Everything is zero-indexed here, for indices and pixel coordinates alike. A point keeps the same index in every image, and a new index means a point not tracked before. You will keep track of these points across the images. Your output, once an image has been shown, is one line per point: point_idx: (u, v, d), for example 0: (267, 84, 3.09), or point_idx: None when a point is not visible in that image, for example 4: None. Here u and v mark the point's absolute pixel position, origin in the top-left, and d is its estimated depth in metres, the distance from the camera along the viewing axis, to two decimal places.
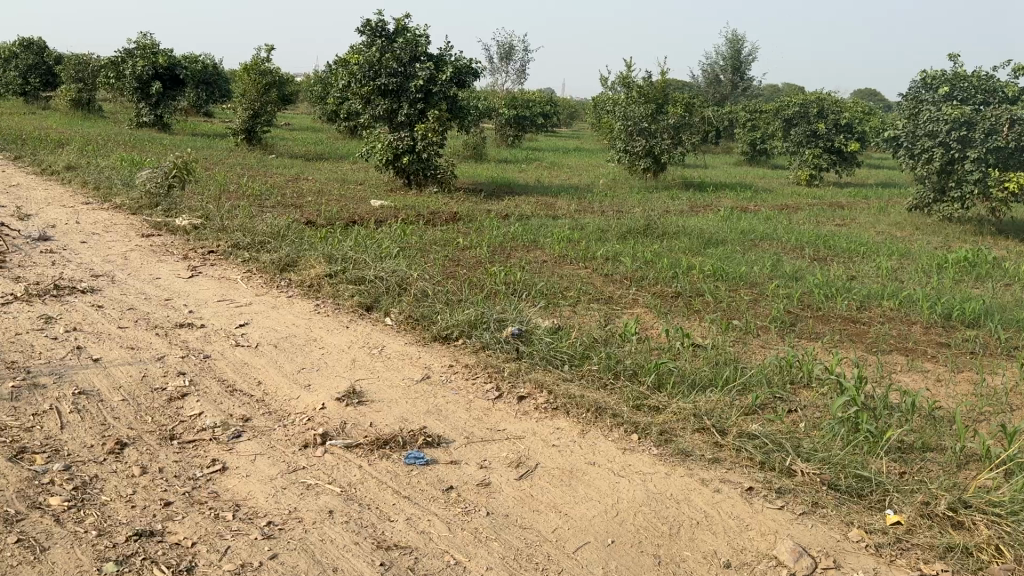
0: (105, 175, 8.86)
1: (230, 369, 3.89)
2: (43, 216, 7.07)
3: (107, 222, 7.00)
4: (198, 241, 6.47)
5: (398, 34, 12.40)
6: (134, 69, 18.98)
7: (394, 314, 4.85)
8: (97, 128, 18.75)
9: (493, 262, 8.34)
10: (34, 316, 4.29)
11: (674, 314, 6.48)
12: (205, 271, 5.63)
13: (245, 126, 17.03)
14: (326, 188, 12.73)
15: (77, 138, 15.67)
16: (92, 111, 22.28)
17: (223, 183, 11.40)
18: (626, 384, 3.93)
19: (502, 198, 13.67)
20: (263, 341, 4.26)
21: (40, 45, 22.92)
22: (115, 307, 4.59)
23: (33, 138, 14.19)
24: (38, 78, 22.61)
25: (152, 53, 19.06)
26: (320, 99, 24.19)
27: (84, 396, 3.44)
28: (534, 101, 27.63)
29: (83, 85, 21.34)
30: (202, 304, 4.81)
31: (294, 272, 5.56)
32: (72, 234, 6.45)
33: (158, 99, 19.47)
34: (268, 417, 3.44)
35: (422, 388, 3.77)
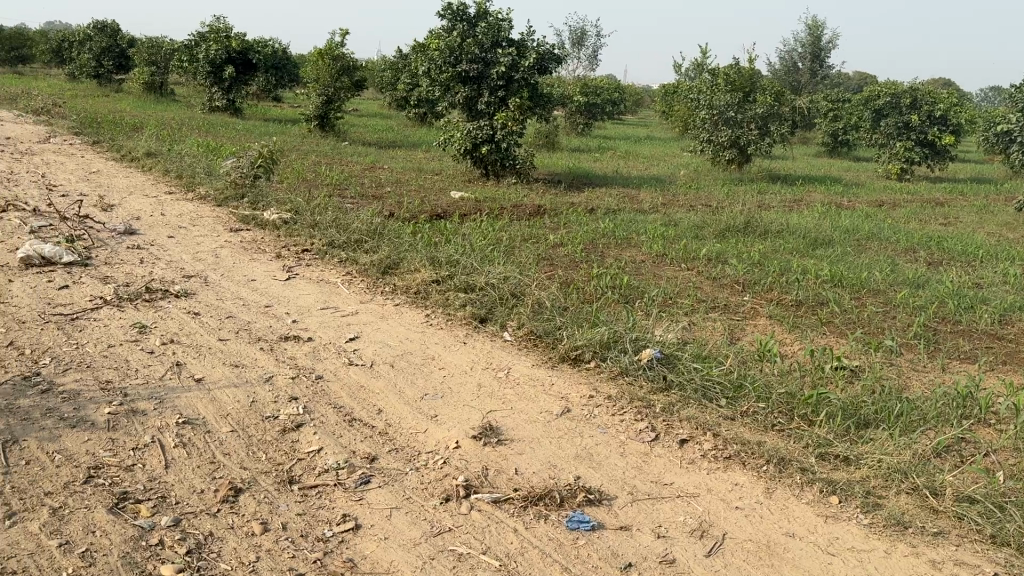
0: (186, 163, 8.57)
1: (346, 393, 3.45)
2: (127, 206, 6.78)
3: (194, 215, 6.68)
4: (290, 238, 6.08)
5: (479, 19, 11.88)
6: (208, 53, 18.93)
7: (512, 329, 4.36)
8: (171, 112, 18.76)
9: (588, 262, 7.77)
10: (128, 325, 3.92)
11: (805, 327, 5.84)
12: (302, 273, 5.23)
13: (318, 113, 16.76)
14: (403, 178, 12.32)
15: (153, 124, 15.61)
16: (166, 95, 22.38)
17: (300, 172, 11.08)
18: (797, 423, 3.37)
19: (582, 190, 13.07)
20: (377, 360, 3.81)
21: (115, 28, 23.16)
22: (214, 315, 4.21)
23: (111, 122, 14.12)
24: (112, 61, 22.80)
25: (225, 37, 18.97)
26: (389, 83, 23.89)
27: (189, 426, 3.04)
28: (604, 89, 26.88)
29: (156, 69, 21.39)
30: (304, 311, 4.40)
31: (397, 277, 5.11)
32: (159, 227, 6.14)
33: (231, 84, 19.35)
34: (397, 456, 2.98)
35: (565, 426, 3.28)
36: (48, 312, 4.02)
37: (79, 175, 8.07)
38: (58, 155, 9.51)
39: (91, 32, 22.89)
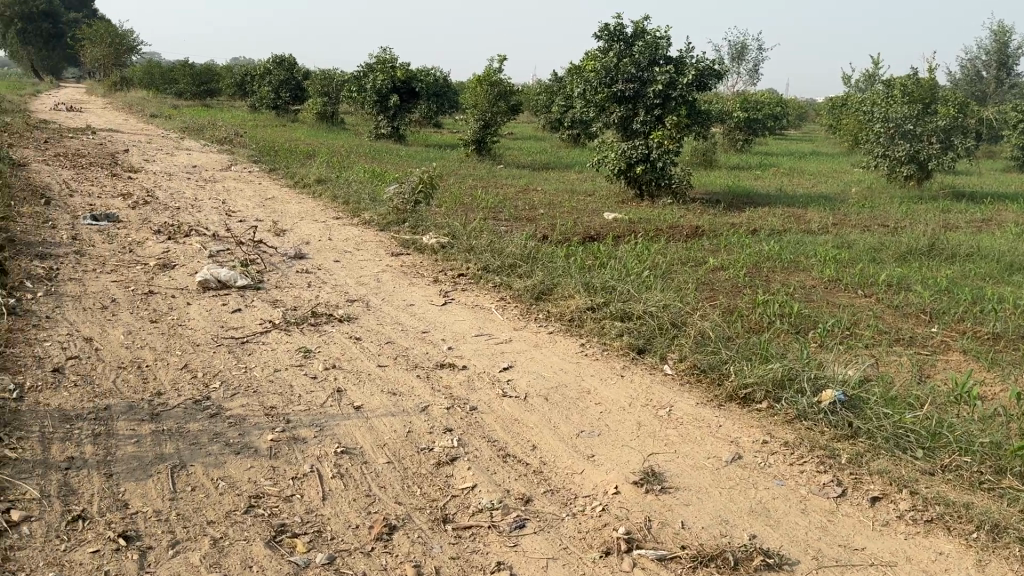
0: (352, 189, 8.89)
1: (501, 426, 3.32)
2: (297, 231, 7.07)
3: (358, 239, 6.88)
4: (447, 262, 6.12)
5: (637, 38, 11.57)
6: (375, 83, 19.89)
7: (674, 361, 4.09)
8: (340, 140, 19.78)
9: (753, 288, 7.32)
10: (292, 349, 4.00)
11: (1008, 365, 5.16)
12: (457, 298, 5.21)
13: (476, 137, 17.08)
14: (558, 199, 12.24)
15: (324, 151, 16.53)
16: (336, 122, 23.78)
17: (458, 196, 11.25)
18: (1015, 482, 2.90)
19: (743, 210, 12.49)
20: (532, 391, 3.67)
21: (292, 62, 24.83)
22: (373, 340, 4.23)
23: (287, 150, 15.06)
24: (288, 93, 24.48)
25: (391, 68, 19.87)
26: (545, 105, 24.10)
27: (346, 455, 3.00)
28: (765, 105, 25.86)
29: (328, 99, 22.72)
30: (459, 338, 4.34)
31: (551, 303, 4.96)
32: (326, 251, 6.36)
33: (396, 112, 20.19)
34: (554, 499, 2.81)
35: (736, 475, 2.99)
36: (221, 335, 4.17)
37: (256, 201, 8.53)
38: (238, 182, 10.15)
39: (271, 66, 24.65)
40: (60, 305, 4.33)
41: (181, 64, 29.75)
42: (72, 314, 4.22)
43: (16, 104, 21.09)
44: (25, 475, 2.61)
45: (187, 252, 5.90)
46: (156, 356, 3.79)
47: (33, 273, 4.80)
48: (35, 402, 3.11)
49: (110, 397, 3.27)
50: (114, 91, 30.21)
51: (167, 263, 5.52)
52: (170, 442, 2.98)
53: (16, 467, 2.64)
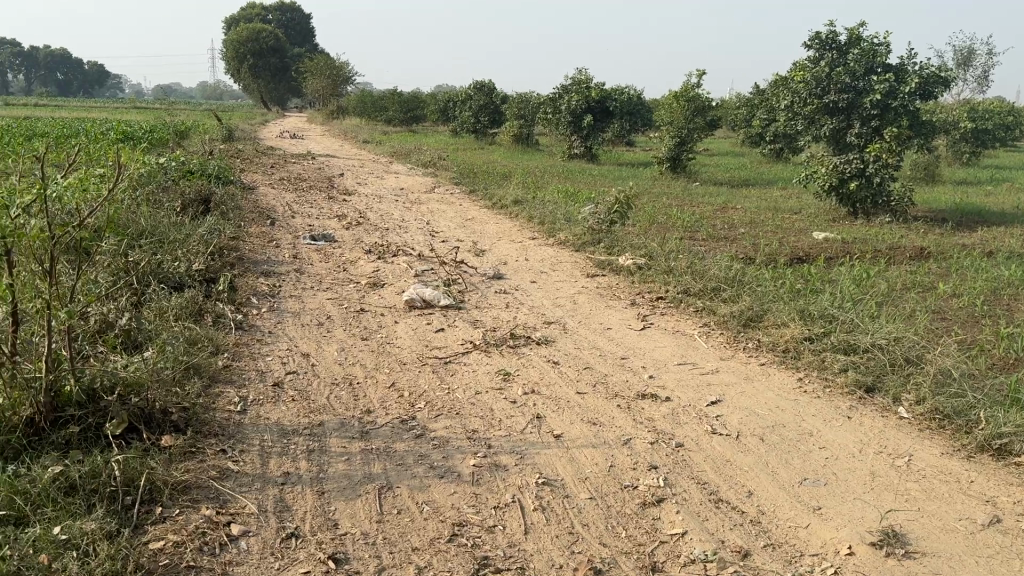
0: (549, 209, 8.89)
1: (712, 467, 3.06)
2: (495, 252, 7.07)
3: (554, 260, 6.74)
4: (646, 285, 5.80)
5: (851, 46, 10.70)
6: (570, 104, 20.44)
7: (908, 403, 3.63)
8: (535, 161, 20.10)
9: (994, 318, 6.46)
10: (492, 371, 3.92)
11: None
12: (658, 322, 4.97)
13: (672, 154, 16.56)
14: (760, 218, 11.62)
15: (519, 173, 16.90)
16: (532, 144, 24.45)
17: (654, 215, 10.97)
18: None
19: (974, 229, 11.22)
20: (745, 429, 3.38)
21: (491, 87, 25.79)
22: (571, 364, 4.02)
23: (485, 171, 15.55)
24: (487, 117, 25.57)
25: (586, 88, 20.55)
26: (745, 121, 23.23)
27: (548, 486, 2.86)
28: (997, 113, 23.37)
29: (523, 121, 23.76)
30: (662, 365, 4.07)
31: (761, 332, 4.59)
32: (523, 272, 6.26)
33: (589, 132, 20.59)
34: (775, 555, 2.52)
35: (996, 542, 2.55)
36: (425, 355, 4.19)
37: (456, 222, 8.71)
38: (440, 203, 10.47)
39: (471, 91, 25.73)
40: (281, 322, 4.58)
41: (389, 92, 31.72)
42: (291, 330, 4.45)
43: (249, 133, 23.38)
44: (246, 488, 2.71)
45: (394, 271, 6.08)
46: (366, 373, 3.89)
47: (258, 290, 5.13)
48: (256, 415, 3.25)
49: (323, 414, 3.36)
50: (331, 120, 32.75)
51: (376, 282, 5.71)
52: (377, 462, 2.99)
53: (238, 480, 2.74)
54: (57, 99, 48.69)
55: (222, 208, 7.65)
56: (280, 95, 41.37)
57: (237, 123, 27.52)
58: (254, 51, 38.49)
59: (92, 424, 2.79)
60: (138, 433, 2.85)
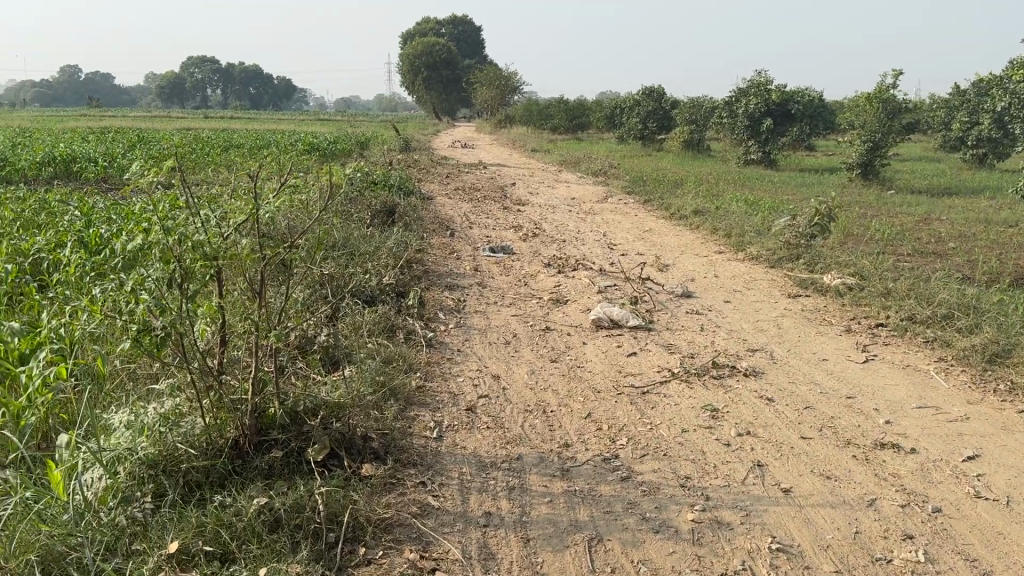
0: (735, 220, 8.34)
1: (981, 540, 2.56)
2: (680, 267, 6.45)
3: (747, 277, 6.10)
4: (859, 308, 5.20)
5: None
6: (748, 108, 19.77)
7: None
8: (709, 168, 19.32)
9: None
10: (700, 405, 3.45)
11: None
12: (881, 353, 4.39)
13: (863, 160, 15.39)
14: (972, 230, 10.43)
15: (693, 180, 16.33)
16: (703, 151, 23.70)
17: (848, 226, 10.10)
18: None
19: None
20: (1015, 494, 2.84)
21: (661, 92, 25.43)
22: (789, 403, 3.55)
23: (658, 179, 15.12)
24: (656, 122, 25.11)
25: (765, 91, 19.62)
26: (943, 124, 21.32)
27: (783, 552, 2.45)
28: None
29: (695, 126, 23.06)
30: (899, 410, 3.56)
31: (1014, 370, 3.94)
32: (715, 290, 5.64)
33: (768, 136, 19.62)
34: None
35: None
36: (619, 382, 3.67)
37: (635, 233, 8.30)
38: (616, 212, 10.09)
39: (641, 97, 25.37)
40: (466, 339, 4.31)
41: (556, 100, 31.80)
42: (478, 349, 4.15)
43: (424, 144, 24.13)
44: (448, 529, 2.46)
45: (577, 285, 5.76)
46: (558, 401, 3.47)
47: (444, 304, 4.98)
48: (452, 441, 3.00)
49: (519, 445, 3.00)
50: (499, 129, 33.30)
51: (560, 296, 5.42)
52: (584, 508, 2.61)
53: (439, 519, 2.50)
54: (251, 114, 52.88)
55: (404, 219, 7.69)
56: (451, 106, 42.62)
57: (412, 133, 28.58)
58: (428, 64, 39.94)
59: (294, 448, 2.67)
60: (338, 459, 2.70)
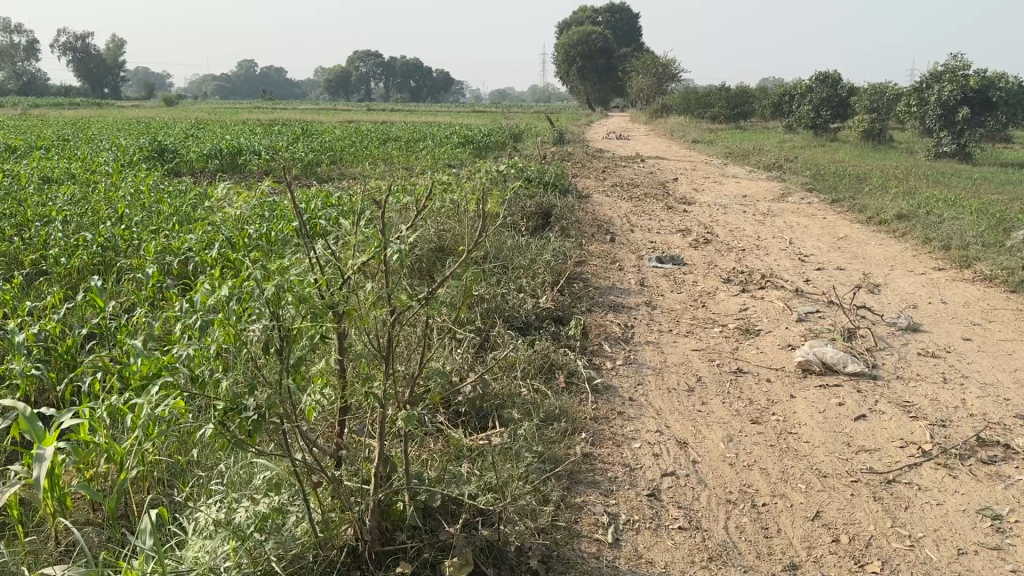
0: (950, 228, 7.05)
1: None
2: (893, 287, 5.36)
3: (984, 303, 4.94)
4: None
5: None
6: (941, 95, 17.70)
7: None
8: (894, 161, 17.42)
9: None
10: (974, 510, 2.49)
11: None
12: None
13: None
14: None
15: (877, 176, 14.67)
16: (884, 141, 21.55)
17: None
18: None
19: None
20: None
21: (837, 78, 23.45)
22: None
23: (839, 174, 13.65)
24: (830, 110, 23.13)
25: (963, 76, 17.45)
26: None
27: None
28: None
29: (876, 115, 20.99)
30: None
31: None
32: (947, 322, 4.55)
33: (964, 126, 17.45)
34: None
35: None
36: (851, 464, 2.79)
37: (826, 241, 7.17)
38: (798, 215, 8.92)
39: (812, 84, 23.54)
40: (640, 384, 3.50)
41: (717, 89, 30.19)
42: (655, 399, 3.33)
43: (578, 135, 23.43)
44: None
45: (768, 309, 4.81)
46: (772, 490, 2.62)
47: (611, 333, 4.20)
48: (633, 550, 2.22)
49: (726, 567, 2.18)
50: (655, 119, 32.08)
51: (748, 324, 4.51)
52: None
53: None
54: (408, 105, 54.26)
55: (561, 223, 6.98)
56: (605, 96, 41.68)
57: (566, 124, 27.99)
58: (583, 53, 39.24)
59: (427, 560, 2.00)
60: None
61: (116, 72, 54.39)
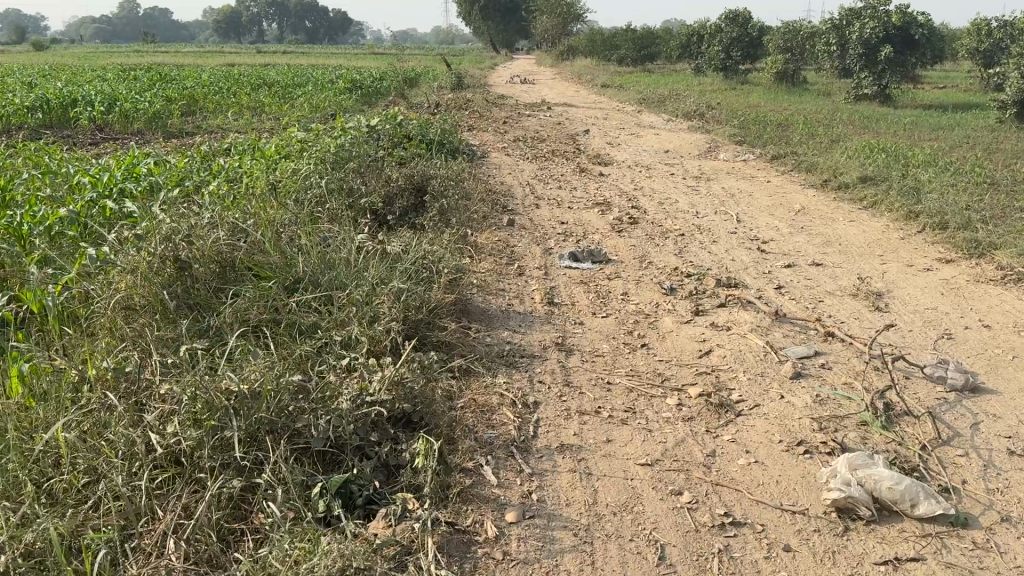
0: (936, 198, 5.56)
1: None
2: (903, 300, 3.78)
3: None
4: None
5: None
6: (862, 33, 16.33)
7: None
8: (814, 104, 16.16)
9: None
10: None
11: None
12: None
13: None
14: None
15: (801, 122, 13.27)
16: (798, 83, 20.30)
17: None
18: None
19: None
20: None
21: (748, 16, 21.98)
22: None
23: (763, 122, 12.13)
24: (740, 51, 21.72)
25: (885, 12, 16.10)
26: None
27: None
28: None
29: (790, 56, 19.65)
30: None
31: None
32: (1009, 369, 2.99)
33: (886, 67, 16.24)
34: None
35: None
36: None
37: (784, 218, 5.57)
38: (735, 177, 7.33)
39: (723, 23, 22.03)
40: None
41: (622, 28, 28.39)
42: None
43: (478, 79, 21.35)
44: None
45: (743, 351, 3.14)
46: None
47: (497, 429, 2.45)
48: None
49: None
50: (560, 62, 30.08)
51: (719, 387, 2.82)
52: None
53: None
54: (295, 47, 50.63)
55: (440, 202, 5.14)
56: (507, 37, 39.27)
57: (465, 68, 25.73)
58: None
59: None
60: None
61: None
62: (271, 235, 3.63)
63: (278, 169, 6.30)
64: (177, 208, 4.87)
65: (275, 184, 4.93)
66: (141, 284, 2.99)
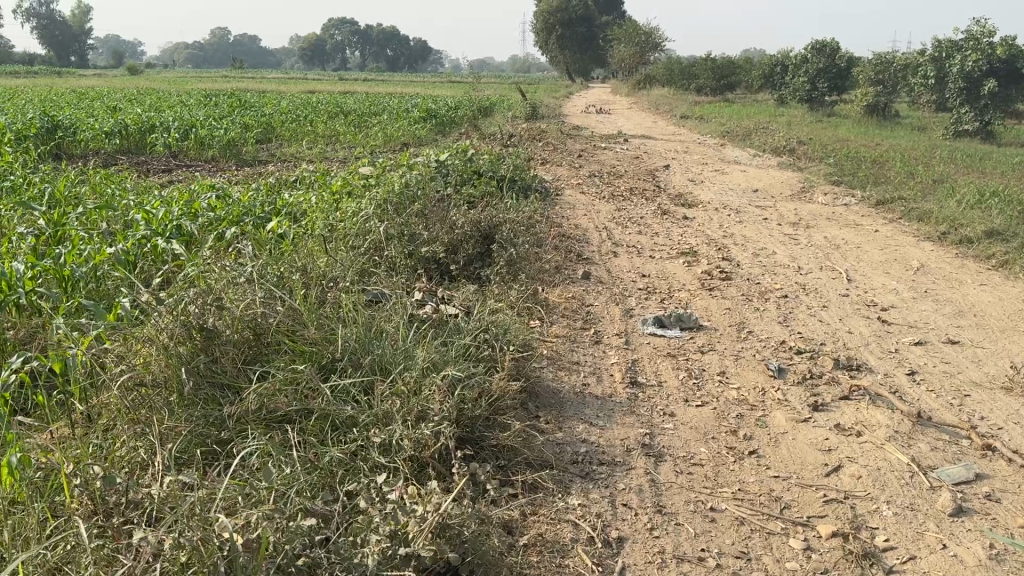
0: None
1: None
2: None
3: None
4: None
5: None
6: (963, 66, 15.22)
7: None
8: (909, 140, 15.15)
9: None
10: None
11: None
12: None
13: None
14: None
15: (898, 159, 12.33)
16: (890, 116, 19.19)
17: None
18: None
19: None
20: None
21: (836, 46, 21.02)
22: None
23: (857, 158, 11.27)
24: (827, 83, 20.73)
25: (989, 44, 14.94)
26: None
27: None
28: None
29: (882, 88, 18.57)
30: None
31: None
32: None
33: (990, 102, 15.09)
34: None
35: None
36: None
37: (902, 279, 4.86)
38: (836, 224, 6.62)
39: (809, 53, 21.10)
40: None
41: (701, 58, 27.63)
42: None
43: (553, 108, 20.95)
44: None
45: (880, 470, 2.51)
46: None
47: None
48: None
49: None
50: (637, 91, 29.45)
51: (856, 526, 2.21)
52: None
53: None
54: (374, 74, 51.44)
55: (509, 251, 4.64)
56: (583, 65, 38.89)
57: (539, 96, 25.40)
58: (563, 21, 36.43)
59: None
60: None
61: (80, 40, 51.32)
62: (316, 296, 3.16)
63: (340, 207, 5.89)
64: (227, 253, 4.47)
65: (330, 230, 4.50)
66: (157, 360, 2.55)
